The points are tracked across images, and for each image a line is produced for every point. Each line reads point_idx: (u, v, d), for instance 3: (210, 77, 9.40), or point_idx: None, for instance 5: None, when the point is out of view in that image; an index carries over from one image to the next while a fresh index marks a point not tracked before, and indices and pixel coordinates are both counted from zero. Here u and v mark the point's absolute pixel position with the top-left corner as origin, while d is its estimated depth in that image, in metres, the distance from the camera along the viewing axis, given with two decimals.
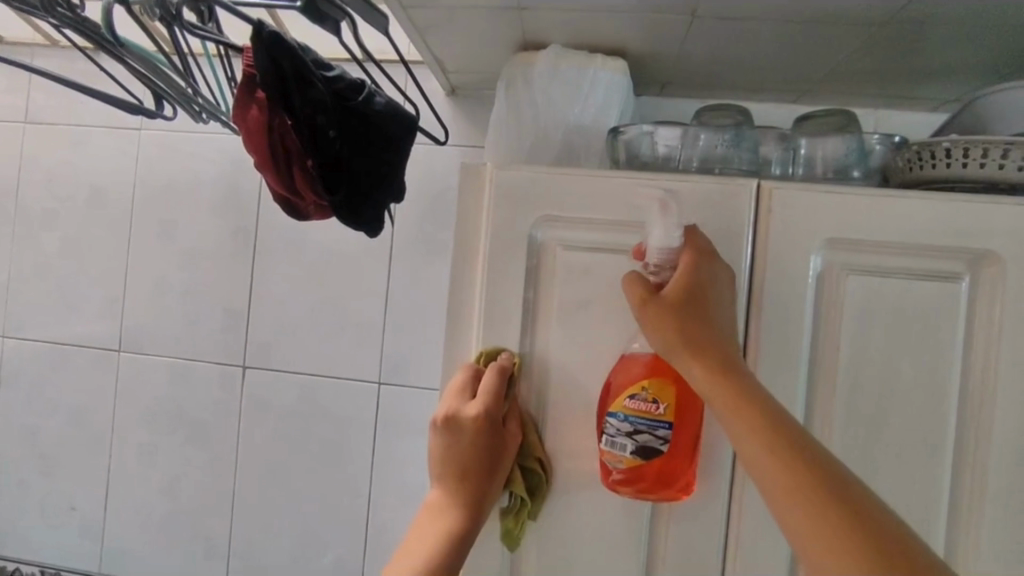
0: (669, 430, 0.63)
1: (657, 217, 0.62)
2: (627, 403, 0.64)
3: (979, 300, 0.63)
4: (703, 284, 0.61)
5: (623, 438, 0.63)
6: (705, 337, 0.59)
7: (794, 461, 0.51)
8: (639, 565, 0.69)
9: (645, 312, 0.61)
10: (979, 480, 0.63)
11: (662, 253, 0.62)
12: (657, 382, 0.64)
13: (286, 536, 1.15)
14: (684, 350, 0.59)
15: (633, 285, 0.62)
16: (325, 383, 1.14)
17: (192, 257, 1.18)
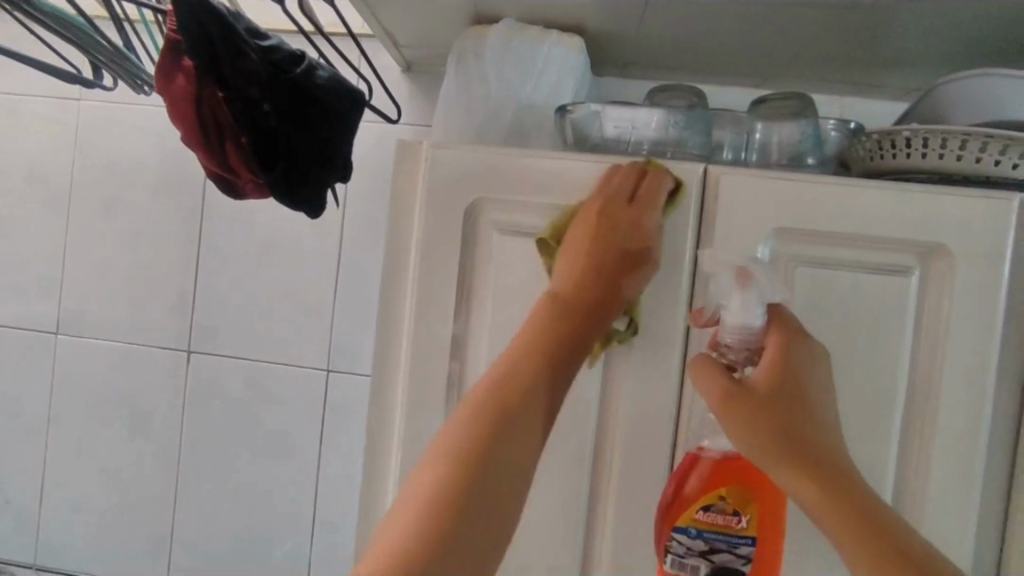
0: (752, 545, 0.58)
1: (733, 291, 0.57)
2: (699, 516, 0.58)
3: (927, 294, 0.60)
4: (792, 375, 0.56)
5: (695, 558, 0.58)
6: (781, 414, 0.54)
7: (877, 554, 0.48)
8: (576, 562, 0.67)
9: (712, 397, 0.57)
10: (921, 480, 0.61)
11: (739, 334, 0.57)
12: (737, 492, 0.58)
13: (231, 526, 1.11)
14: (770, 447, 0.54)
15: (709, 371, 0.57)
16: (272, 369, 1.10)
17: (133, 236, 1.12)
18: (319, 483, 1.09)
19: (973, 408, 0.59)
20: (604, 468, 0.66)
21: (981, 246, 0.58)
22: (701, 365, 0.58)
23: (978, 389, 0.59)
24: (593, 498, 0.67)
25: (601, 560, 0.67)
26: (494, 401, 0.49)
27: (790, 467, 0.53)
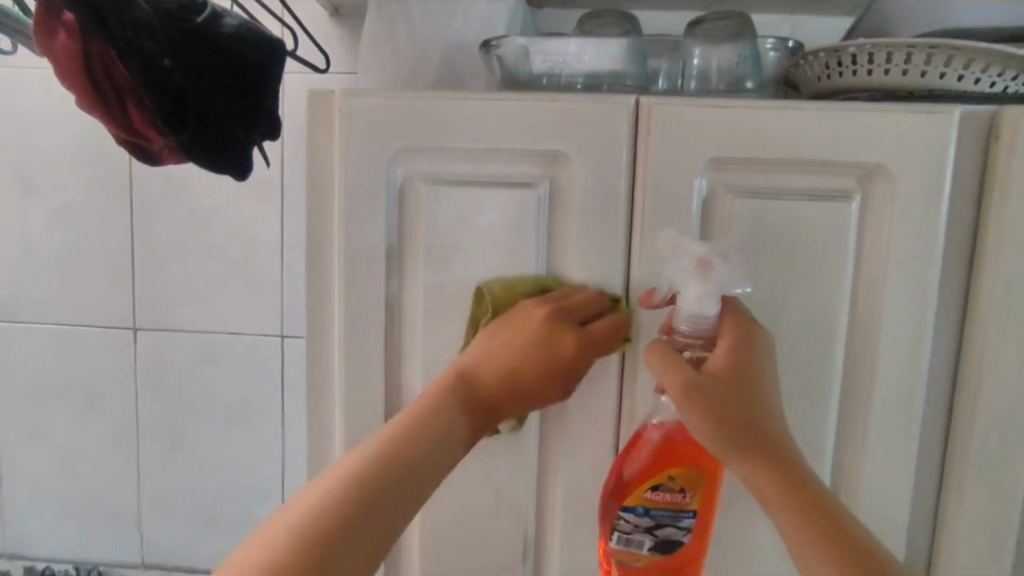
0: (694, 518, 0.60)
1: (692, 277, 0.56)
2: (649, 494, 0.60)
3: (869, 216, 0.59)
4: (747, 363, 0.56)
5: (641, 533, 0.60)
6: (746, 413, 0.55)
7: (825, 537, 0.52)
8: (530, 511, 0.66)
9: (678, 389, 0.56)
10: (864, 403, 0.61)
11: (695, 324, 0.57)
12: (684, 471, 0.59)
13: (200, 498, 1.10)
14: (722, 431, 0.55)
15: (668, 362, 0.56)
16: (224, 340, 1.06)
17: (61, 213, 1.06)
18: (285, 449, 1.08)
19: (914, 334, 0.59)
20: (550, 420, 0.65)
21: (921, 168, 0.56)
22: (659, 355, 0.57)
23: (919, 316, 0.58)
24: (543, 448, 0.66)
25: (552, 508, 0.67)
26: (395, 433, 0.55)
27: (760, 469, 0.55)
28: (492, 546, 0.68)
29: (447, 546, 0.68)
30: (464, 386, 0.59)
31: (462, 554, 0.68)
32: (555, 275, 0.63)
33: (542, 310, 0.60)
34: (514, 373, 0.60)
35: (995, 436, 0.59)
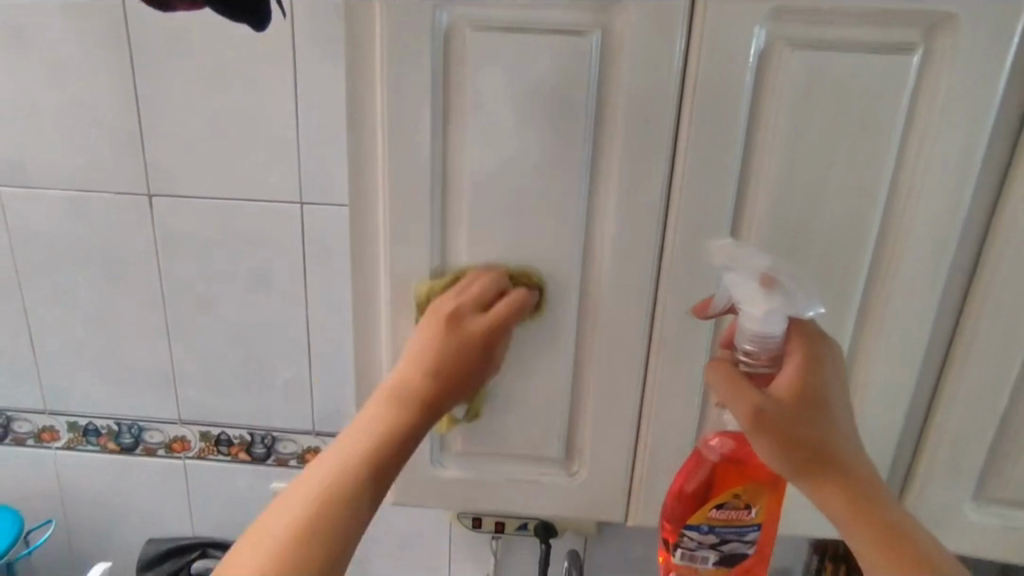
0: (757, 531, 0.69)
1: (760, 301, 0.59)
2: (714, 513, 0.67)
3: (927, 72, 0.58)
4: (815, 387, 0.61)
5: (706, 547, 0.69)
6: (817, 442, 0.61)
7: (888, 539, 0.60)
8: (567, 364, 0.70)
9: (746, 416, 0.60)
10: (894, 263, 0.63)
11: (761, 347, 0.61)
12: (747, 490, 0.67)
13: (229, 360, 1.15)
14: (790, 455, 0.61)
15: (735, 386, 0.61)
16: (242, 207, 1.05)
17: (58, 70, 1.00)
18: (309, 314, 1.11)
19: (952, 194, 0.60)
20: (591, 279, 0.67)
21: (985, 19, 0.55)
22: (727, 380, 0.62)
23: (960, 172, 0.59)
24: (582, 306, 0.68)
25: (592, 362, 0.70)
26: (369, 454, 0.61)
27: (829, 487, 0.61)
28: (534, 396, 0.72)
29: (491, 396, 0.72)
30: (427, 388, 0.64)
31: (505, 403, 0.72)
32: (602, 132, 0.62)
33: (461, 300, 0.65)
34: (456, 351, 0.64)
35: (1014, 293, 0.62)
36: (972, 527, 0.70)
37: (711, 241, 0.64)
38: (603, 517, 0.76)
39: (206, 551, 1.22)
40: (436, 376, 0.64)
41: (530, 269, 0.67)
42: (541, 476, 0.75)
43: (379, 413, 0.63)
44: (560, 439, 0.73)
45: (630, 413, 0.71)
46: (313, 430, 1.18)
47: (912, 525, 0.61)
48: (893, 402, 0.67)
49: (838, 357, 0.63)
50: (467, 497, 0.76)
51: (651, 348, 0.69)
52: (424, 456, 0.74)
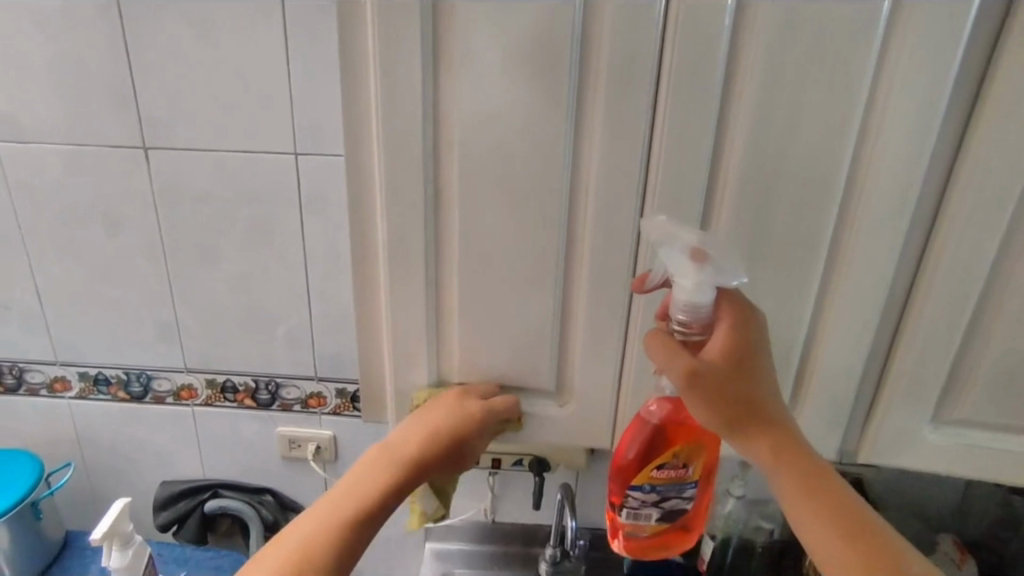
0: (695, 486, 0.76)
1: (691, 272, 0.65)
2: (656, 473, 0.74)
3: (899, 10, 0.60)
4: (742, 351, 0.67)
5: (649, 503, 0.77)
6: (745, 398, 0.68)
7: (805, 482, 0.69)
8: (555, 301, 0.74)
9: (682, 378, 0.67)
10: (863, 199, 0.67)
11: (693, 316, 0.67)
12: (685, 450, 0.74)
13: (232, 310, 1.19)
14: (719, 412, 0.68)
15: (669, 352, 0.67)
16: (237, 160, 1.07)
17: (46, 21, 1.00)
18: (307, 264, 1.14)
19: (919, 130, 0.63)
20: (577, 219, 0.70)
21: None
22: (663, 346, 0.68)
23: (927, 107, 0.62)
24: (568, 246, 0.72)
25: (578, 299, 0.74)
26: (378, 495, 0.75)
27: (755, 438, 0.69)
28: (523, 332, 0.76)
29: (484, 331, 0.76)
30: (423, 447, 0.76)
31: (496, 337, 0.76)
32: (586, 74, 0.64)
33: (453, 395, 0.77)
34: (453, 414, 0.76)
35: (976, 225, 0.66)
36: (932, 447, 0.75)
37: (691, 180, 0.67)
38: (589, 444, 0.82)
39: (218, 491, 1.29)
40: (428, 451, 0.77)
41: (518, 211, 0.70)
42: (531, 409, 0.80)
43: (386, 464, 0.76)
44: (549, 372, 0.78)
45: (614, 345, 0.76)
46: (315, 375, 1.23)
47: (829, 472, 0.70)
48: (861, 331, 0.71)
49: (761, 324, 0.69)
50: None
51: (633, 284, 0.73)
52: (422, 389, 0.79)
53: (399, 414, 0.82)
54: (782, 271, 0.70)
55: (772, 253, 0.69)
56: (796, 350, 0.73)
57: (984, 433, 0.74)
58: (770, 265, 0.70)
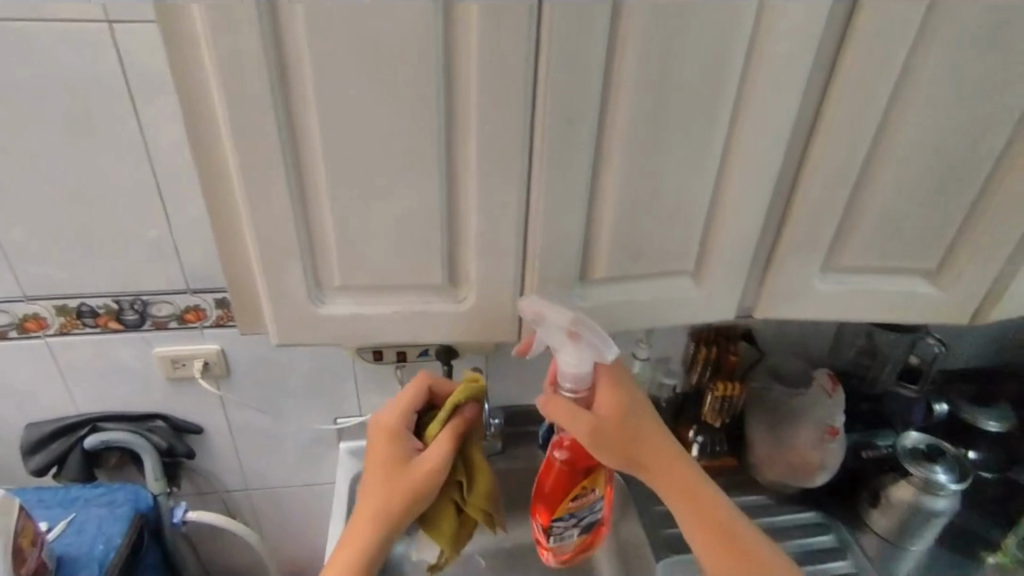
0: (605, 499, 0.84)
1: (568, 345, 0.70)
2: (571, 503, 0.81)
3: None
4: (623, 403, 0.77)
5: (570, 529, 0.83)
6: (636, 439, 0.77)
7: (692, 501, 0.78)
8: (441, 179, 0.64)
9: (583, 435, 0.74)
10: (770, 36, 0.59)
11: (578, 380, 0.74)
12: (592, 479, 0.82)
13: (67, 224, 1.00)
14: (617, 457, 0.76)
15: (566, 412, 0.74)
16: (32, 33, 0.85)
17: None
18: (150, 161, 0.97)
19: None
20: (456, 78, 0.59)
21: None
22: (560, 408, 0.74)
23: None
24: (450, 113, 0.61)
25: (468, 175, 0.64)
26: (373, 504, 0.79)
27: (648, 472, 0.78)
28: (410, 220, 0.66)
29: (363, 222, 0.65)
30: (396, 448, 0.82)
31: (377, 230, 0.65)
32: None
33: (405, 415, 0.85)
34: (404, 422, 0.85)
35: (881, 60, 0.61)
36: (818, 294, 0.76)
37: (587, 18, 0.56)
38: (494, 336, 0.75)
39: (98, 425, 1.17)
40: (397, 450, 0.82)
41: (385, 71, 0.57)
42: (426, 305, 0.71)
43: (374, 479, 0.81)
44: (441, 261, 0.68)
45: (512, 227, 0.66)
46: (188, 288, 1.09)
47: (710, 487, 0.79)
48: (761, 188, 0.67)
49: (635, 380, 0.80)
50: (354, 332, 0.72)
51: (526, 154, 0.63)
52: (300, 294, 0.68)
53: (280, 325, 0.70)
54: (685, 127, 0.63)
55: (676, 104, 0.62)
56: (699, 215, 0.69)
57: (869, 277, 0.76)
58: (673, 119, 0.62)
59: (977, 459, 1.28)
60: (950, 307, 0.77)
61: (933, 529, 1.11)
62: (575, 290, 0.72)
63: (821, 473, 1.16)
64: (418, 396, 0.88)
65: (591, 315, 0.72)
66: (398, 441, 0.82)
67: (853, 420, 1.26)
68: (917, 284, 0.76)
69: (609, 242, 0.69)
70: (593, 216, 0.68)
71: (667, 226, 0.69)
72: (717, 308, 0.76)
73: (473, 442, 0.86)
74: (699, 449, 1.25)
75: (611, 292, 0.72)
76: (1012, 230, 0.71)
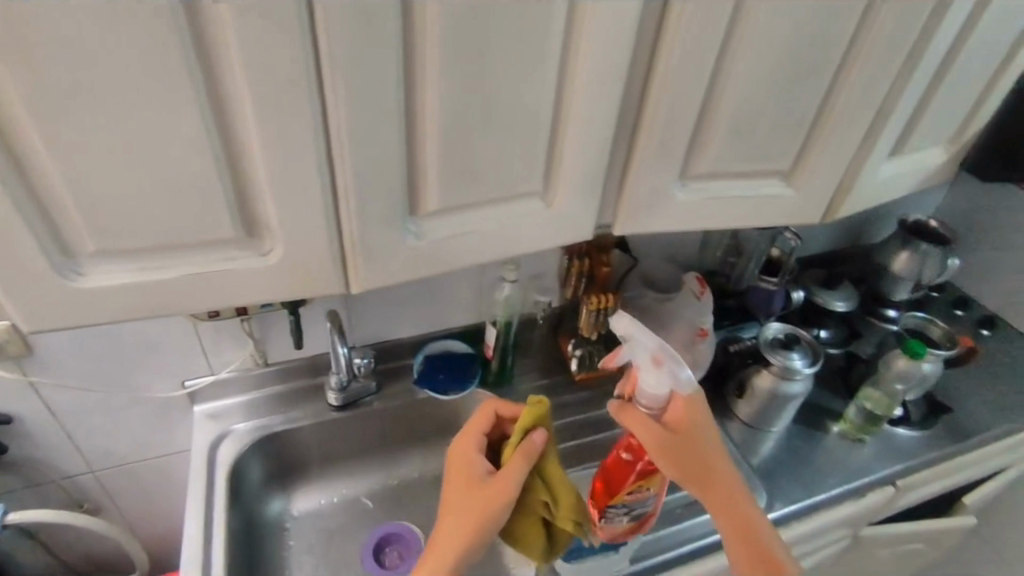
0: (658, 496, 0.82)
1: (653, 366, 0.71)
2: (627, 496, 0.79)
3: None
4: (695, 422, 0.74)
5: (623, 515, 0.82)
6: (699, 459, 0.74)
7: (736, 522, 0.78)
8: (207, 108, 0.48)
9: (652, 445, 0.72)
10: None
11: (653, 399, 0.72)
12: (653, 480, 0.79)
13: None
14: (680, 473, 0.74)
15: (640, 420, 0.72)
16: None
17: None
18: None
19: None
20: None
21: None
22: (630, 417, 0.73)
23: None
24: (196, 21, 0.44)
25: (243, 103, 0.48)
26: (444, 535, 0.75)
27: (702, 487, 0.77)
28: (176, 163, 0.49)
29: (101, 167, 0.48)
30: (466, 475, 0.78)
31: (129, 177, 0.49)
32: None
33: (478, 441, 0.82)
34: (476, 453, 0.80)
35: None
36: (675, 204, 0.70)
37: None
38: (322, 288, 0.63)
39: None
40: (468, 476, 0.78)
41: None
42: (225, 263, 0.57)
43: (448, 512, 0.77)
44: (230, 210, 0.54)
45: (312, 162, 0.52)
46: None
47: (756, 513, 0.78)
48: (607, 93, 0.58)
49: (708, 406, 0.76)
50: (135, 307, 0.57)
51: (313, 65, 0.48)
52: (41, 272, 0.51)
53: (25, 314, 0.53)
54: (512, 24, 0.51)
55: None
56: (543, 129, 0.59)
57: (724, 183, 0.71)
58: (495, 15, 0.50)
59: (826, 337, 1.38)
60: (802, 207, 0.75)
61: (789, 408, 1.18)
62: (407, 227, 0.60)
63: (694, 372, 1.18)
64: (484, 422, 0.84)
65: (430, 253, 0.63)
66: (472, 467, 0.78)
67: (719, 315, 1.29)
68: (773, 187, 0.72)
69: (438, 170, 0.57)
70: (414, 139, 0.55)
71: (503, 143, 0.58)
72: (570, 230, 0.69)
73: (550, 470, 0.78)
74: (577, 362, 1.25)
75: (451, 224, 0.62)
76: (858, 124, 0.68)
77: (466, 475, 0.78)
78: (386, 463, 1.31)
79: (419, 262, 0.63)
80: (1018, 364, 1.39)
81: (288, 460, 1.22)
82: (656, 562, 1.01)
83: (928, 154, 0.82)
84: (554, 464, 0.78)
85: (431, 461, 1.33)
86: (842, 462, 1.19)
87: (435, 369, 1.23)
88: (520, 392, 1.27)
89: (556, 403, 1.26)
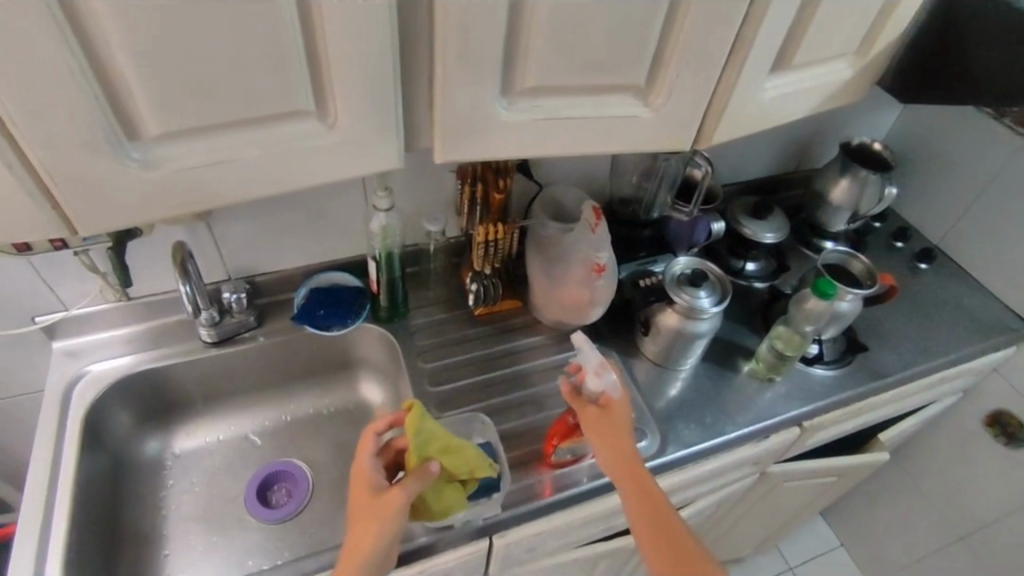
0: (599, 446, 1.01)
1: (594, 371, 0.89)
2: (568, 444, 0.97)
3: None
4: (620, 405, 0.91)
5: (569, 455, 1.00)
6: (619, 431, 0.89)
7: (643, 501, 0.84)
8: None
9: (582, 411, 0.90)
10: None
11: (595, 391, 0.90)
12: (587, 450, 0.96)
13: None
14: (599, 438, 0.88)
15: (575, 397, 0.92)
16: None
17: None
18: None
19: None
20: None
21: None
22: (572, 397, 0.92)
23: None
24: None
25: None
26: (352, 545, 0.75)
27: (613, 460, 0.87)
28: None
29: None
30: (364, 487, 0.78)
31: None
32: None
33: (371, 456, 0.82)
34: (370, 468, 0.80)
35: None
36: (499, 126, 0.58)
37: None
38: (43, 222, 0.52)
39: None
40: (367, 488, 0.78)
41: None
42: None
43: (353, 527, 0.77)
44: None
45: None
46: None
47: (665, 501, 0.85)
48: None
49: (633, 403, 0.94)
50: None
51: None
52: None
53: None
54: None
55: None
56: (283, 26, 0.47)
57: (562, 102, 0.59)
58: None
59: (754, 270, 1.30)
60: (664, 128, 0.63)
61: (696, 348, 1.11)
62: (131, 151, 0.50)
63: (596, 308, 1.10)
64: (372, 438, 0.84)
65: (171, 185, 0.52)
66: (371, 475, 0.80)
67: (631, 247, 1.19)
68: (624, 105, 0.60)
69: (143, 79, 0.46)
70: (91, 38, 0.43)
71: (232, 49, 0.47)
72: (366, 153, 0.59)
73: (455, 459, 0.81)
74: (473, 298, 1.17)
75: (193, 151, 0.52)
76: (721, 23, 0.55)
77: (363, 489, 0.78)
78: (278, 399, 1.24)
79: (161, 197, 0.53)
80: (947, 297, 1.33)
81: (162, 400, 1.14)
82: (535, 508, 0.96)
83: (823, 67, 0.70)
84: (455, 441, 0.82)
85: (327, 395, 1.27)
86: (750, 402, 1.13)
87: (317, 304, 1.13)
88: (415, 326, 1.18)
89: (453, 339, 1.17)
